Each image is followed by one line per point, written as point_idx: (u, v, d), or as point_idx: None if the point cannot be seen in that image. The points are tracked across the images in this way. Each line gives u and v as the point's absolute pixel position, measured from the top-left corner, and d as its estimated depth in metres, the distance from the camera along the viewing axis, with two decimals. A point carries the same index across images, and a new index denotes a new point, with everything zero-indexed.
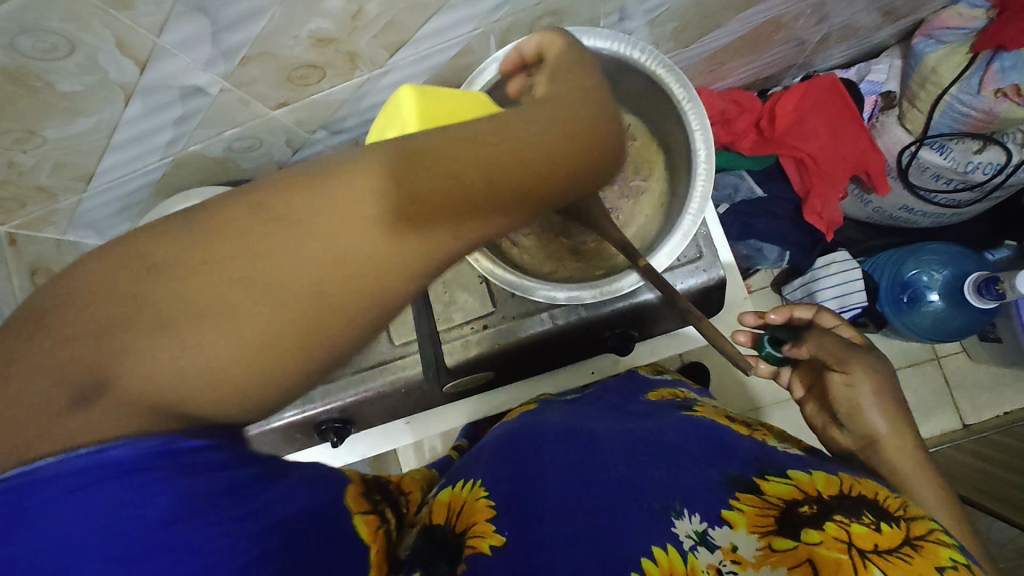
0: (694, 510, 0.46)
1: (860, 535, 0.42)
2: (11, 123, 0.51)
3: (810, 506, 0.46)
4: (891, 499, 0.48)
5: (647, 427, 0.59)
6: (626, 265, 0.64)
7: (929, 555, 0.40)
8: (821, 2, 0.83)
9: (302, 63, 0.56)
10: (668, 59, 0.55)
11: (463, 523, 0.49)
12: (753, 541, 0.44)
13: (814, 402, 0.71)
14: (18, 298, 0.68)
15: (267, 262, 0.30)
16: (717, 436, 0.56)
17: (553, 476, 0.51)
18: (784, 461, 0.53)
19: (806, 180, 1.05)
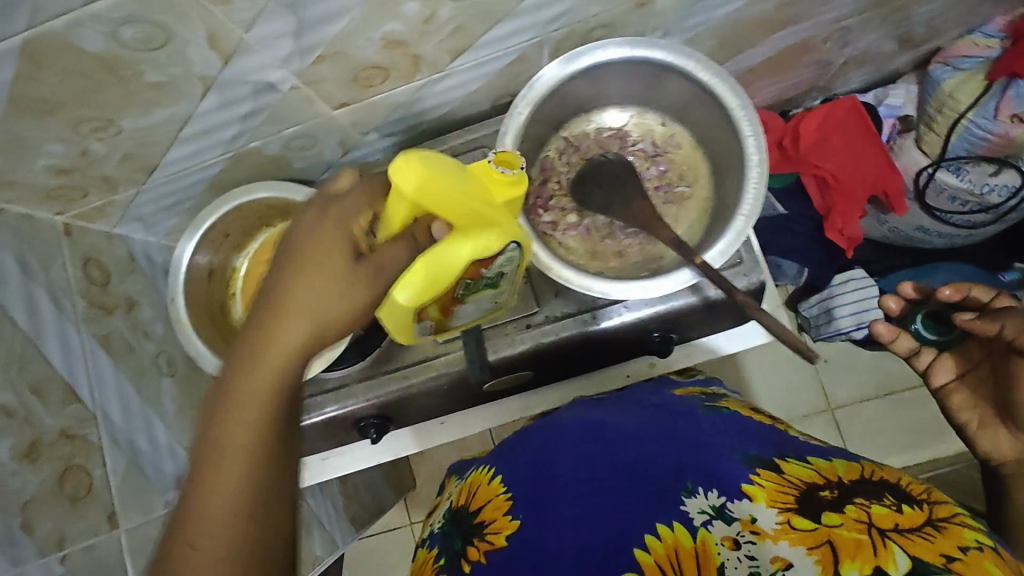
0: (711, 488, 0.51)
1: (880, 516, 0.43)
2: (94, 111, 0.53)
3: (831, 491, 0.47)
4: (915, 484, 0.48)
5: (662, 417, 0.62)
6: (673, 263, 0.66)
7: (950, 535, 0.42)
8: (849, 26, 0.87)
9: (370, 65, 0.59)
10: (722, 68, 0.57)
11: (485, 511, 0.57)
12: (772, 515, 0.46)
13: (966, 391, 0.68)
14: (71, 286, 0.69)
15: (224, 427, 0.41)
16: (739, 425, 0.58)
17: (565, 467, 0.57)
18: (805, 445, 0.55)
19: (827, 198, 1.08)
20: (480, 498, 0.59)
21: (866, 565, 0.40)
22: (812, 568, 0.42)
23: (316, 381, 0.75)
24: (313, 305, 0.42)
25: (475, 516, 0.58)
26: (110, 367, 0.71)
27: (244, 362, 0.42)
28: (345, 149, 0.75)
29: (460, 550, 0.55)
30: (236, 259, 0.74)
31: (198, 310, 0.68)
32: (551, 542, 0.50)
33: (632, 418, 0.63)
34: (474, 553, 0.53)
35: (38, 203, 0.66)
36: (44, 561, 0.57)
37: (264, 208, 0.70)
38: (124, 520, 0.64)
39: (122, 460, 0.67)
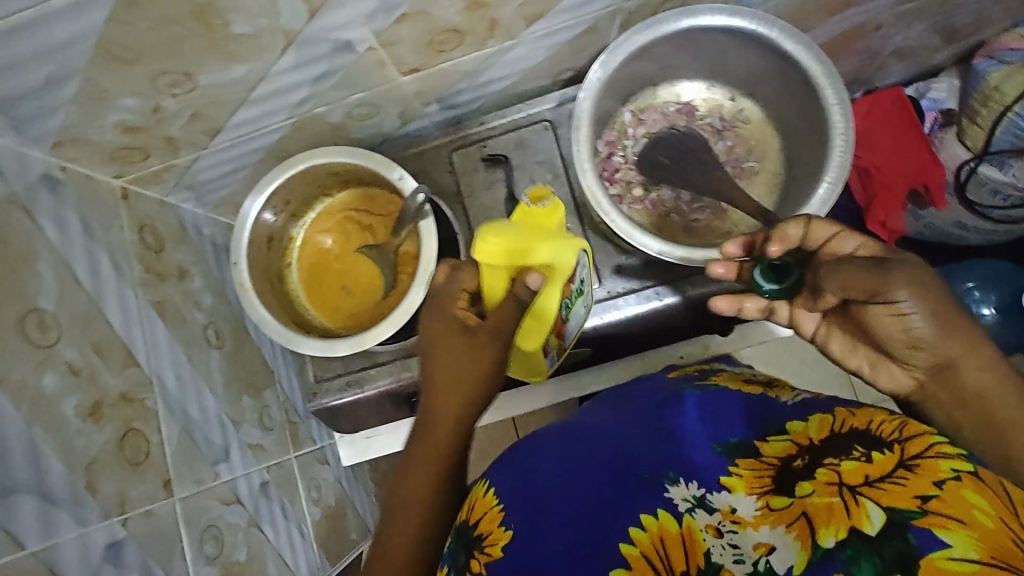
0: (691, 479, 0.47)
1: (849, 473, 0.41)
2: (175, 64, 0.52)
3: (803, 459, 0.45)
4: (887, 422, 0.45)
5: (642, 412, 0.58)
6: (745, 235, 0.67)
7: (924, 471, 0.38)
8: (904, 13, 0.87)
9: (448, 27, 0.59)
10: (807, 38, 0.58)
11: (476, 520, 0.50)
12: (752, 502, 0.44)
13: (840, 334, 0.56)
14: (128, 250, 0.68)
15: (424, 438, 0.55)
16: (719, 401, 0.55)
17: (544, 469, 0.51)
18: (786, 412, 0.51)
19: (868, 190, 1.09)
20: (473, 511, 0.51)
21: (842, 529, 0.38)
22: (792, 547, 0.39)
23: (368, 354, 0.75)
24: (460, 372, 0.55)
25: (472, 526, 0.49)
26: (165, 334, 0.70)
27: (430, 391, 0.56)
28: (404, 121, 0.74)
29: (464, 565, 0.47)
30: (293, 229, 0.74)
31: (258, 276, 0.68)
32: (542, 550, 0.45)
33: (615, 413, 0.60)
34: (473, 567, 0.46)
35: (100, 163, 0.65)
36: (107, 524, 0.55)
37: (325, 174, 0.69)
38: (178, 486, 0.64)
39: (176, 428, 0.67)
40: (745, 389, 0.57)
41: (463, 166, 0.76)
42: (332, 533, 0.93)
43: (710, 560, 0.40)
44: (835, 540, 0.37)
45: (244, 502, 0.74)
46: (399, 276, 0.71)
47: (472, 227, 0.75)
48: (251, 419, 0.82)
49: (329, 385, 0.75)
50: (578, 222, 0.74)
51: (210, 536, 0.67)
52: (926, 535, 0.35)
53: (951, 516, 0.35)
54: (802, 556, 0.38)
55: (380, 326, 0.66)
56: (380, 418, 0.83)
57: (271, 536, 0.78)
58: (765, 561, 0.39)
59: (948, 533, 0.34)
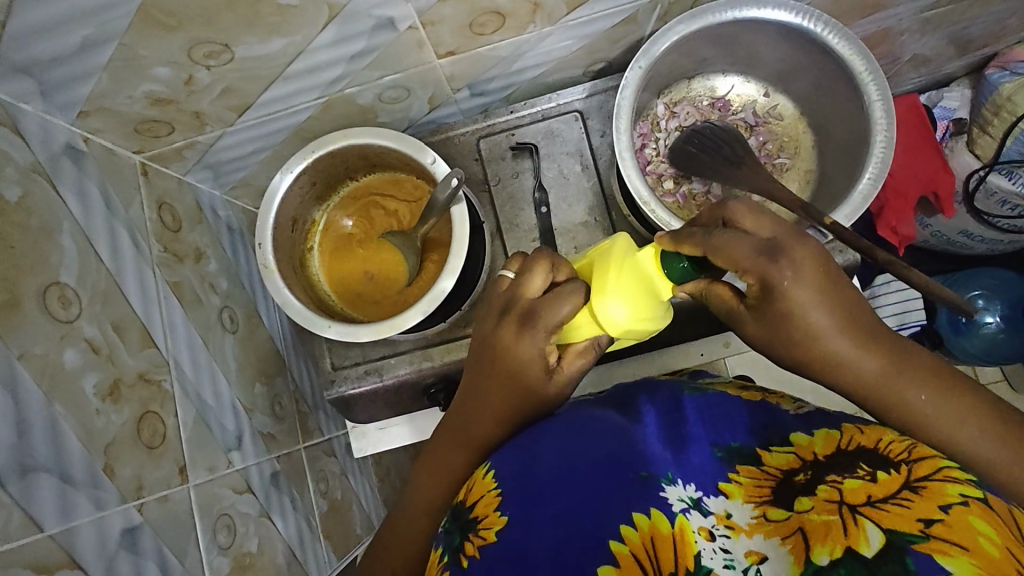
0: (689, 482, 0.47)
1: (852, 492, 0.40)
2: (214, 34, 0.51)
3: (805, 474, 0.44)
4: (898, 441, 0.43)
5: (650, 407, 0.58)
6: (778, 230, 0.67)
7: (931, 495, 0.37)
8: (928, 19, 0.88)
9: (492, 9, 0.58)
10: (851, 33, 0.58)
11: (476, 504, 0.50)
12: (747, 510, 0.44)
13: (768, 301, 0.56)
14: (148, 228, 0.66)
15: (459, 420, 0.59)
16: (718, 405, 0.55)
17: (547, 462, 0.50)
18: (790, 423, 0.51)
19: (880, 197, 1.09)
20: (472, 496, 0.51)
21: (837, 547, 0.37)
22: (785, 558, 0.39)
23: (388, 342, 0.73)
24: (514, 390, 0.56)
25: (469, 509, 0.51)
26: (182, 316, 0.67)
27: (475, 385, 0.58)
28: (433, 106, 0.73)
29: (459, 545, 0.48)
30: (316, 211, 0.72)
31: (282, 258, 0.66)
32: (533, 541, 0.44)
33: (618, 412, 0.58)
34: (467, 549, 0.46)
35: (123, 136, 0.63)
36: (124, 508, 0.53)
37: (354, 156, 0.67)
38: (193, 473, 0.62)
39: (192, 412, 0.64)
40: (747, 396, 0.56)
41: (490, 154, 0.75)
42: (338, 527, 0.90)
43: (699, 562, 0.40)
44: (829, 557, 0.37)
45: (255, 491, 0.72)
46: (424, 263, 0.70)
47: (499, 216, 0.73)
48: (263, 406, 0.79)
49: (346, 373, 0.73)
50: (606, 214, 0.73)
51: (223, 525, 0.65)
52: (926, 562, 0.33)
53: (955, 542, 0.34)
54: (794, 568, 0.38)
55: (408, 312, 0.63)
56: (395, 409, 0.82)
57: (281, 527, 0.76)
58: (756, 569, 0.40)
59: (950, 560, 0.33)
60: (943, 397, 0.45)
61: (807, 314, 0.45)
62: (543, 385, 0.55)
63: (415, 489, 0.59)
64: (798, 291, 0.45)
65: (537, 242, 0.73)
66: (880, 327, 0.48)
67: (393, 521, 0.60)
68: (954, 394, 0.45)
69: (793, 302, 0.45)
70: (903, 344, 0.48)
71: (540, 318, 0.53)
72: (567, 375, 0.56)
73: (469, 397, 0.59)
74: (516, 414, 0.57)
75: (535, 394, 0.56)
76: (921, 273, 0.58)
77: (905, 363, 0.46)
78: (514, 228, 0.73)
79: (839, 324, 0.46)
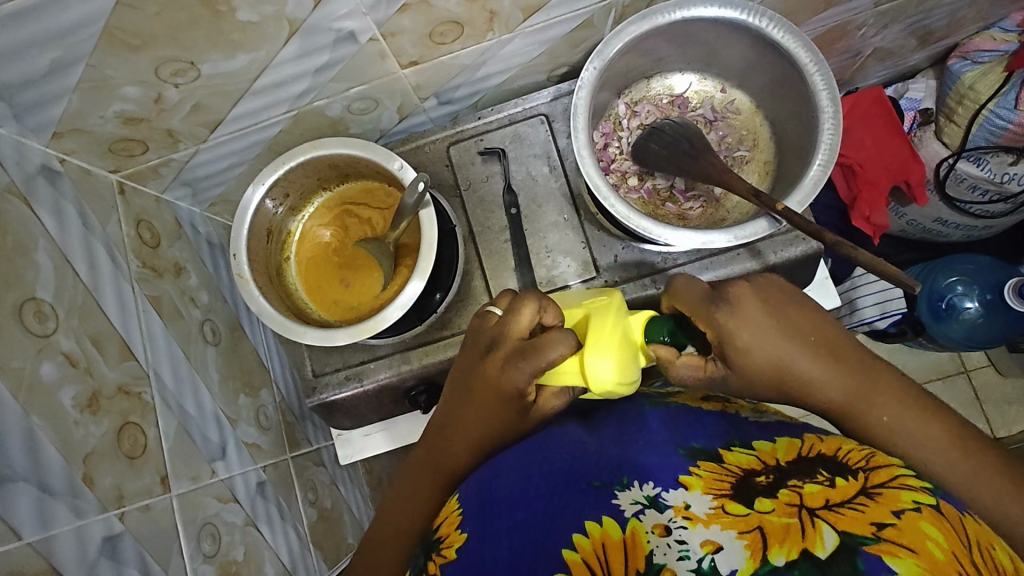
0: (646, 481, 0.49)
1: (810, 496, 0.41)
2: (179, 52, 0.53)
3: (767, 476, 0.46)
4: (855, 451, 0.47)
5: (617, 418, 0.61)
6: (742, 218, 0.68)
7: (885, 501, 0.39)
8: (884, 12, 0.90)
9: (449, 19, 0.60)
10: (795, 27, 0.60)
11: (442, 525, 0.53)
12: (706, 501, 0.45)
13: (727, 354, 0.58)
14: (126, 245, 0.68)
15: (428, 449, 0.60)
16: (682, 416, 0.58)
17: (507, 476, 0.53)
18: (753, 433, 0.54)
19: (853, 187, 1.09)
20: (441, 515, 0.55)
21: (794, 548, 0.37)
22: (740, 552, 0.39)
23: (367, 348, 0.74)
24: (489, 419, 0.56)
25: (436, 531, 0.54)
26: (161, 329, 0.69)
27: (450, 413, 0.59)
28: (402, 116, 0.75)
29: (423, 566, 0.50)
30: (291, 223, 0.73)
31: (257, 268, 0.67)
32: (491, 553, 0.47)
33: (579, 427, 0.60)
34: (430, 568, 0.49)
35: (98, 156, 0.65)
36: (104, 517, 0.54)
37: (325, 166, 0.69)
38: (175, 483, 0.63)
39: (173, 423, 0.65)
40: (705, 406, 0.60)
41: (460, 160, 0.76)
42: (328, 536, 0.91)
43: (652, 561, 0.41)
44: (785, 559, 0.37)
45: (241, 501, 0.73)
46: (398, 267, 0.71)
47: (471, 219, 0.75)
48: (247, 418, 0.81)
49: (327, 379, 0.74)
50: (575, 213, 0.74)
51: (207, 534, 0.65)
52: (874, 561, 0.34)
53: (904, 544, 0.35)
54: (748, 563, 0.38)
55: (381, 315, 0.64)
56: (379, 415, 0.83)
57: (268, 536, 0.76)
58: (710, 558, 0.39)
59: (897, 560, 0.34)
60: (912, 415, 0.51)
61: (769, 351, 0.52)
62: (522, 419, 0.56)
63: (383, 516, 0.60)
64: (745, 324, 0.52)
65: (508, 243, 0.74)
66: (845, 347, 0.54)
67: (363, 546, 0.61)
68: (921, 412, 0.51)
69: (746, 336, 0.51)
70: (875, 365, 0.54)
71: (523, 364, 0.53)
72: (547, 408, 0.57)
73: (443, 426, 0.59)
74: (487, 443, 0.57)
75: (515, 430, 0.57)
76: (867, 251, 0.61)
77: (876, 383, 0.52)
78: (485, 231, 0.75)
79: (805, 351, 0.53)
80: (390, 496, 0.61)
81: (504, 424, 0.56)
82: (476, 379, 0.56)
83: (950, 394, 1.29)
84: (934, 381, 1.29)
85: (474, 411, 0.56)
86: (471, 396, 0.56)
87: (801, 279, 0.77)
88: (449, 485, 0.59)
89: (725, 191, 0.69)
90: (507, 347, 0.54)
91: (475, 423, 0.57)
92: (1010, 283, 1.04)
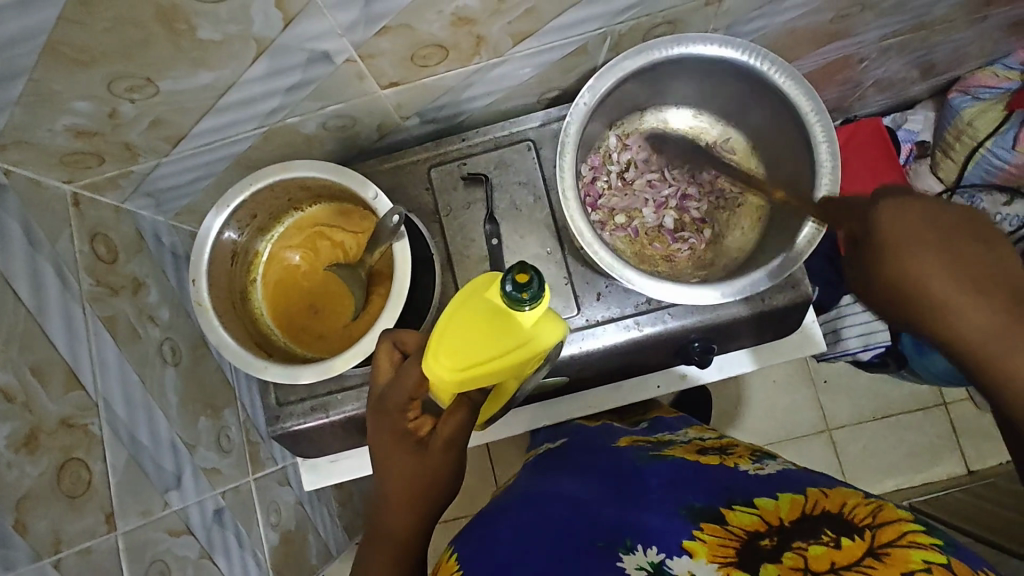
0: (650, 545, 0.47)
1: (816, 559, 0.42)
2: (134, 69, 0.48)
3: (770, 539, 0.46)
4: (861, 506, 0.46)
5: (618, 478, 0.62)
6: (730, 265, 0.68)
7: (894, 562, 0.40)
8: (887, 46, 0.88)
9: (432, 42, 0.56)
10: (800, 75, 0.59)
11: None
12: (711, 569, 0.44)
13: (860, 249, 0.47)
14: (79, 262, 0.63)
15: (380, 503, 0.57)
16: (683, 476, 0.59)
17: (506, 541, 0.52)
18: (748, 490, 0.54)
19: (845, 218, 1.05)
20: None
21: None
22: None
23: (335, 377, 0.71)
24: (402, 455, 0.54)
25: None
26: (115, 354, 0.64)
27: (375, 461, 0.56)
28: (382, 133, 0.71)
29: None
30: (259, 243, 0.69)
31: (219, 294, 0.63)
32: None
33: (578, 488, 0.61)
34: None
35: (48, 166, 0.60)
36: (36, 567, 0.50)
37: (296, 188, 0.65)
38: (122, 520, 0.59)
39: (123, 454, 0.62)
40: (703, 461, 0.62)
41: (442, 183, 0.72)
42: (290, 560, 0.88)
43: None
44: None
45: (195, 532, 0.69)
46: (371, 297, 0.67)
47: (449, 247, 0.72)
48: (207, 442, 0.77)
49: (291, 409, 0.71)
50: (558, 246, 0.71)
51: (155, 572, 0.62)
52: None
53: None
54: None
55: (347, 354, 0.61)
56: (345, 443, 0.79)
57: (223, 568, 0.73)
58: None
59: None
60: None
61: (924, 272, 0.43)
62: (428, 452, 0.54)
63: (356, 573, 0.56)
64: (897, 231, 0.45)
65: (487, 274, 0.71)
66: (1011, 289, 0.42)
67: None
68: None
69: (909, 253, 0.44)
70: None
71: (394, 392, 0.53)
72: (444, 435, 0.53)
73: (378, 476, 0.56)
74: (435, 485, 0.55)
75: (431, 466, 0.54)
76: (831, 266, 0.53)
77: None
78: (464, 260, 0.71)
79: (962, 285, 0.42)
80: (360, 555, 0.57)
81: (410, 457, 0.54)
82: (375, 417, 0.55)
83: (927, 426, 1.23)
84: (915, 412, 1.24)
85: (382, 450, 0.55)
86: (377, 438, 0.55)
87: (788, 324, 0.75)
88: (408, 537, 0.56)
89: (716, 235, 0.69)
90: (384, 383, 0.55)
91: (397, 464, 0.54)
92: None
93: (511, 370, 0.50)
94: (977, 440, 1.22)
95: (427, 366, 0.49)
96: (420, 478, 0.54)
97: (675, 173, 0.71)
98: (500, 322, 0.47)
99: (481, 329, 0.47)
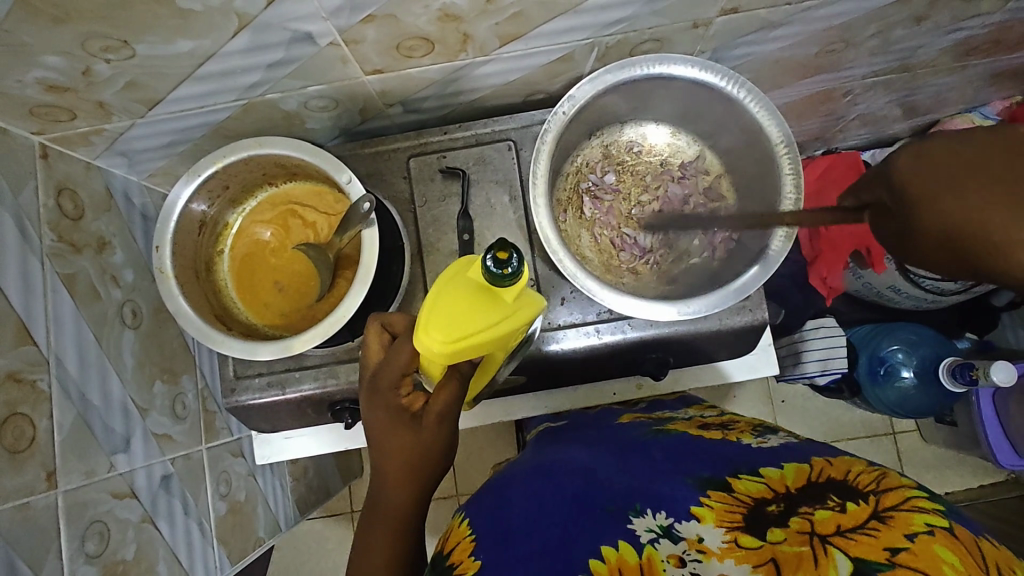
0: (659, 510, 0.51)
1: (822, 522, 0.43)
2: (110, 30, 0.48)
3: (778, 505, 0.48)
4: (866, 473, 0.48)
5: (624, 450, 0.64)
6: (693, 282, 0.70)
7: (897, 524, 0.41)
8: (869, 84, 0.89)
9: (419, 35, 0.56)
10: (775, 106, 0.61)
11: (453, 551, 0.53)
12: (719, 534, 0.46)
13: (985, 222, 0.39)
14: (42, 216, 0.62)
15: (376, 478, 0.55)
16: (687, 450, 0.60)
17: (520, 504, 0.56)
18: (756, 460, 0.55)
19: (815, 246, 1.03)
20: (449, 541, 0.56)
21: None
22: None
23: (296, 355, 0.71)
24: (397, 428, 0.53)
25: (447, 555, 0.53)
26: (73, 310, 0.64)
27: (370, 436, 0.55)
28: (365, 117, 0.71)
29: None
30: (229, 215, 0.69)
31: (183, 263, 0.63)
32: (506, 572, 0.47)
33: (591, 456, 0.64)
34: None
35: (16, 117, 0.59)
36: None
37: (271, 164, 0.65)
38: (63, 479, 0.59)
39: (71, 414, 0.61)
40: (703, 435, 0.64)
41: (419, 173, 0.73)
42: (236, 530, 0.88)
43: None
44: None
45: (139, 495, 0.69)
46: (338, 279, 0.68)
47: (420, 238, 0.72)
48: (161, 407, 0.77)
49: (248, 383, 0.71)
50: (528, 247, 0.72)
51: (94, 532, 0.62)
52: None
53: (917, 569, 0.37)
54: None
55: (306, 333, 0.61)
56: (300, 420, 0.80)
57: (166, 533, 0.73)
58: None
59: None
60: None
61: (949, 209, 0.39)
62: (422, 425, 0.53)
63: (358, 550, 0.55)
64: (934, 174, 0.41)
65: None
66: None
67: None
68: None
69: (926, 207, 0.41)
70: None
71: (386, 370, 0.53)
72: (438, 410, 0.53)
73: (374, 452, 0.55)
74: (430, 459, 0.55)
75: (425, 438, 0.54)
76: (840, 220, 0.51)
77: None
78: (434, 251, 0.72)
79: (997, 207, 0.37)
80: (360, 530, 0.55)
81: (406, 432, 0.53)
82: (367, 396, 0.54)
83: (873, 453, 1.27)
84: (861, 438, 1.27)
85: (377, 426, 0.54)
86: (371, 416, 0.54)
87: (747, 344, 0.77)
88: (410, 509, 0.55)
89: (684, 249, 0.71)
90: (373, 365, 0.56)
91: (393, 438, 0.53)
92: (999, 363, 0.89)
93: (498, 343, 0.52)
94: (920, 471, 1.26)
95: (419, 341, 0.49)
96: (416, 449, 0.54)
97: (648, 187, 0.73)
98: (484, 295, 0.50)
99: (470, 304, 0.49)
